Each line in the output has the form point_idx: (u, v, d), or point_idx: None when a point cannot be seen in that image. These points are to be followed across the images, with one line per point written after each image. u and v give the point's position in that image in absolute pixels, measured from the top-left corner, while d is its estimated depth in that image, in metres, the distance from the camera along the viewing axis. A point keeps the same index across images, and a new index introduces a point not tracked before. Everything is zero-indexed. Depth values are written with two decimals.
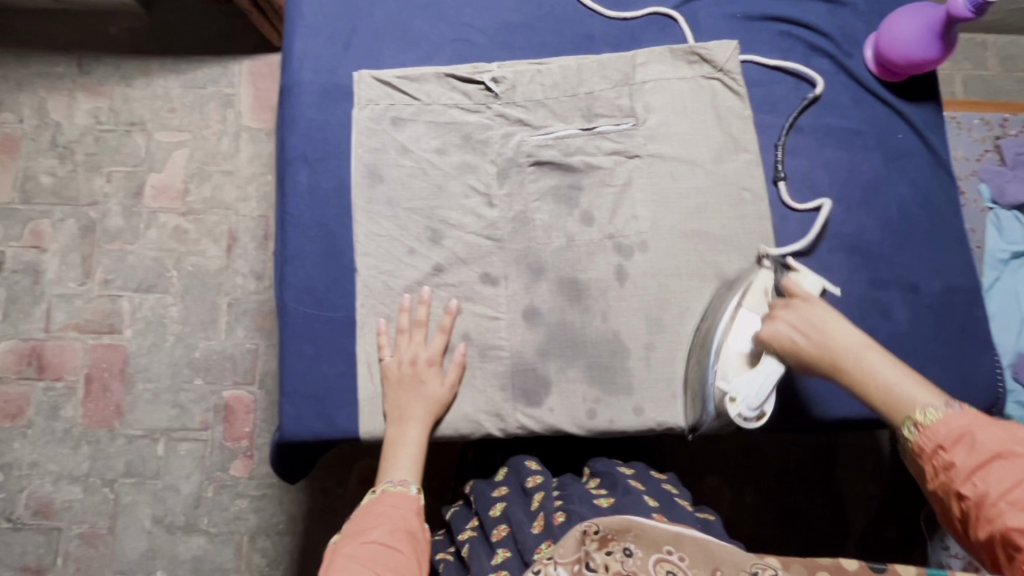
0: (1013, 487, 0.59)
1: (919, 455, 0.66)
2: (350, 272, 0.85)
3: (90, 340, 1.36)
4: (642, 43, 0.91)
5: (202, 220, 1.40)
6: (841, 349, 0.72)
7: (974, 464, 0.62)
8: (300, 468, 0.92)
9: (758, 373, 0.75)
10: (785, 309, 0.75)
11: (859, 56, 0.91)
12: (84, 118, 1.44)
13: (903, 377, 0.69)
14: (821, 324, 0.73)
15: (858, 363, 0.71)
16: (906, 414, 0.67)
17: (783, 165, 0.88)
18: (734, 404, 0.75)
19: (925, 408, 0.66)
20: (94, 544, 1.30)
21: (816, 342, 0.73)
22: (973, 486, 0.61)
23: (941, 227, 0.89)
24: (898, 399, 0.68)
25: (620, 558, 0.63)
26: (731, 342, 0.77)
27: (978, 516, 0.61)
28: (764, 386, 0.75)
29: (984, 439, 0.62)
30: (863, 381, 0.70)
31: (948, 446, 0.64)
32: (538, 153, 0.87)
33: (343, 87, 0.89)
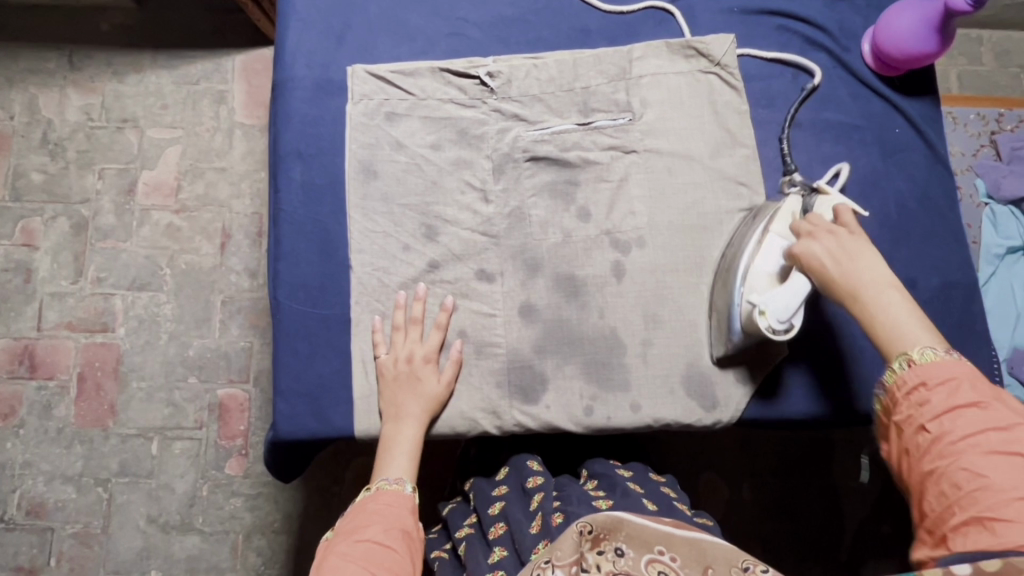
0: (979, 434, 0.58)
1: (895, 386, 0.64)
2: (345, 269, 0.84)
3: (83, 339, 1.35)
4: (639, 38, 0.91)
5: (195, 217, 1.38)
6: (864, 281, 0.69)
7: (949, 404, 0.60)
8: (296, 467, 0.91)
9: (787, 285, 0.73)
10: (826, 234, 0.72)
11: (856, 50, 0.91)
12: (76, 115, 1.42)
13: (915, 321, 0.67)
14: (853, 254, 0.71)
15: (875, 296, 0.69)
16: (902, 351, 0.65)
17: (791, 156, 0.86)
18: (765, 316, 0.72)
19: (924, 349, 0.64)
20: (88, 543, 1.29)
21: (839, 270, 0.70)
22: (939, 424, 0.60)
23: (938, 222, 0.88)
24: (898, 340, 0.66)
25: (612, 557, 0.65)
26: (760, 263, 0.76)
27: (931, 452, 0.60)
28: (793, 296, 0.72)
29: (968, 388, 0.61)
30: (873, 314, 0.68)
31: (930, 385, 0.62)
32: (534, 148, 0.86)
33: (337, 82, 0.88)
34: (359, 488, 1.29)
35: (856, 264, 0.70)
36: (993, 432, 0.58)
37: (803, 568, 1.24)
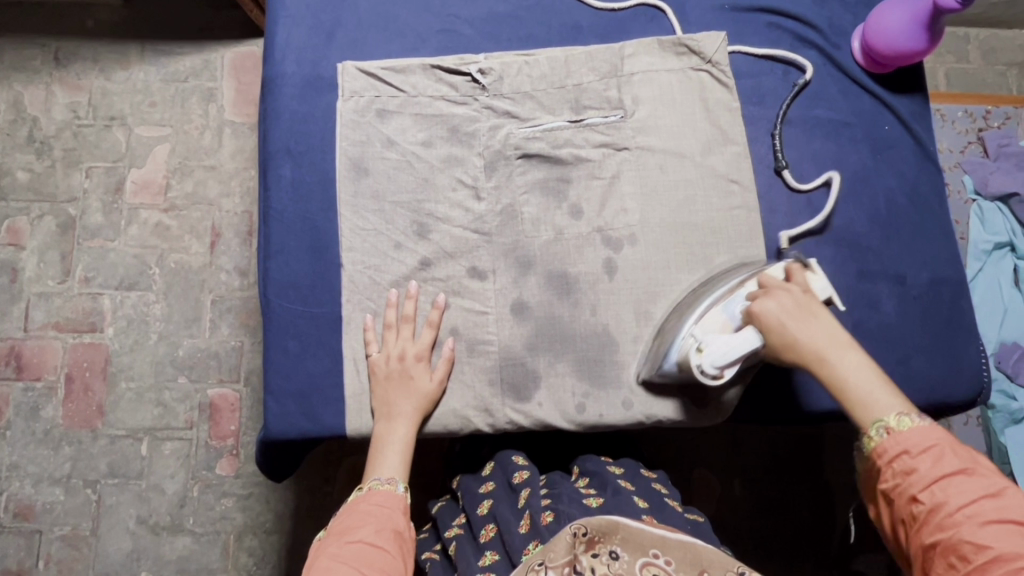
0: (974, 503, 0.55)
1: (877, 453, 0.60)
2: (336, 267, 0.84)
3: (71, 339, 1.34)
4: (631, 34, 0.91)
5: (184, 216, 1.37)
6: (824, 341, 0.66)
7: (937, 472, 0.57)
8: (286, 467, 0.91)
9: (734, 335, 0.71)
10: (782, 292, 0.70)
11: (847, 48, 0.91)
12: (62, 113, 1.41)
13: (881, 386, 0.63)
14: (810, 314, 0.68)
15: (839, 358, 0.65)
16: (877, 417, 0.62)
17: (784, 152, 0.88)
18: (698, 358, 0.72)
19: (898, 414, 0.61)
20: (76, 546, 1.28)
21: (796, 332, 0.67)
22: (931, 494, 0.56)
23: (927, 218, 0.89)
24: (872, 406, 0.62)
25: (606, 561, 0.67)
26: (719, 307, 0.74)
27: (927, 523, 0.56)
28: (733, 347, 0.71)
29: (953, 453, 0.57)
30: (839, 377, 0.65)
31: (914, 452, 0.58)
32: (525, 145, 0.85)
33: (327, 79, 0.88)
34: (351, 488, 1.29)
35: (813, 324, 0.67)
36: (986, 499, 0.55)
37: (795, 562, 1.25)
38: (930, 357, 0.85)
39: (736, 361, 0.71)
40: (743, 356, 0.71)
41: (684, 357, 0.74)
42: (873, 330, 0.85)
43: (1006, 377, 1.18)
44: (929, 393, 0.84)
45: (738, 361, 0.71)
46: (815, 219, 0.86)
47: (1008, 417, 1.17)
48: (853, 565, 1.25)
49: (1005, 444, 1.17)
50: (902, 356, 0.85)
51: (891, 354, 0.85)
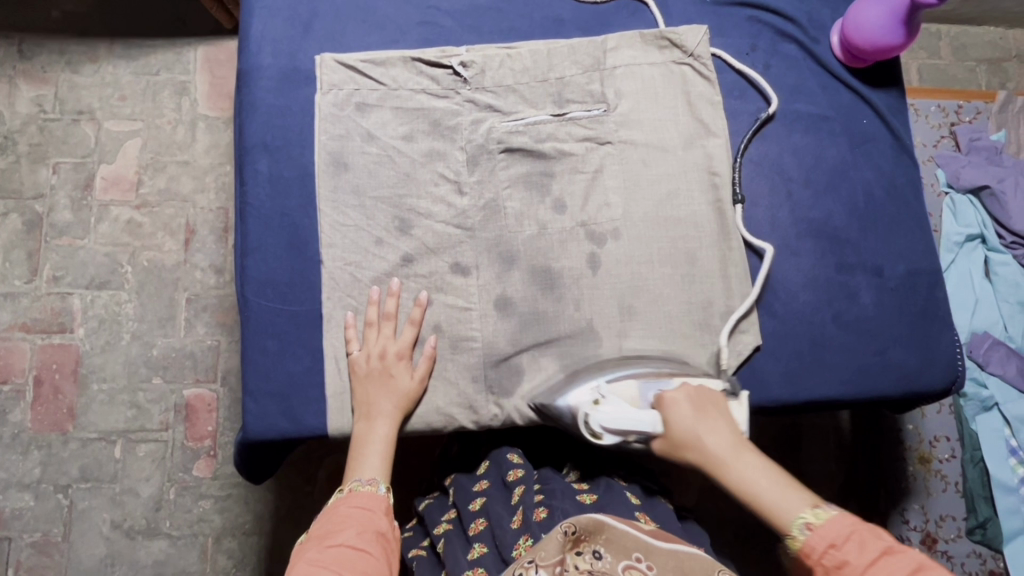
0: None
1: (805, 555, 0.62)
2: (316, 264, 0.82)
3: (39, 340, 1.30)
4: (613, 28, 0.90)
5: (157, 213, 1.34)
6: (724, 445, 0.70)
7: (865, 560, 0.59)
8: (266, 468, 0.89)
9: (633, 410, 0.73)
10: (692, 390, 0.74)
11: (826, 42, 0.92)
12: (27, 107, 1.36)
13: (779, 485, 0.67)
14: (712, 417, 0.72)
15: (738, 462, 0.69)
16: (794, 517, 0.64)
17: (740, 187, 0.86)
18: (589, 410, 0.74)
19: (812, 509, 0.64)
20: (47, 552, 1.24)
21: (700, 432, 0.71)
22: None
23: (905, 212, 0.90)
24: (780, 509, 0.65)
25: (589, 560, 0.66)
26: (639, 381, 0.76)
27: None
28: (622, 419, 0.73)
29: (871, 538, 0.60)
30: (739, 480, 0.68)
31: (839, 544, 0.60)
32: (508, 139, 0.84)
33: (304, 71, 0.86)
34: (332, 487, 1.27)
35: (714, 427, 0.71)
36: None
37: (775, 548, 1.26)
38: (907, 348, 0.87)
39: (618, 433, 0.73)
40: (626, 431, 0.73)
41: (577, 405, 0.75)
42: (851, 321, 0.86)
43: (978, 365, 1.20)
44: (906, 383, 0.86)
45: (621, 434, 0.73)
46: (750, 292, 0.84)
47: (978, 405, 1.20)
48: None
49: (976, 430, 1.20)
50: (879, 346, 0.86)
51: (869, 346, 0.86)
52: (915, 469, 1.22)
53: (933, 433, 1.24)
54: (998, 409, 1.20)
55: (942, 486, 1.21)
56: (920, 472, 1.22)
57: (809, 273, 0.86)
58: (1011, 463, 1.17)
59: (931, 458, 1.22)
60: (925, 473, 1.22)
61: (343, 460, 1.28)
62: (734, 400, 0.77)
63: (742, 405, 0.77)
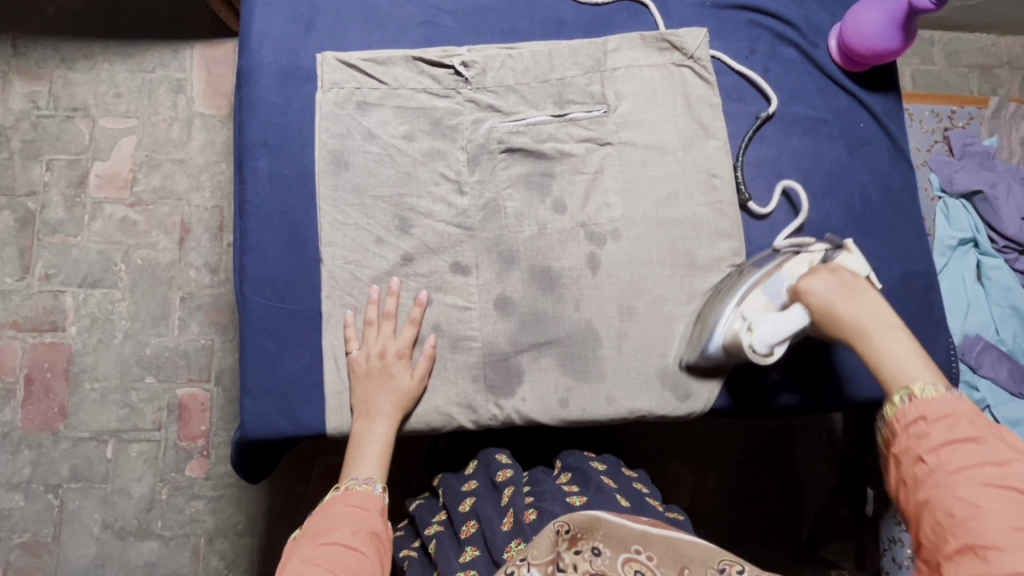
0: (976, 467, 0.55)
1: (891, 416, 0.61)
2: (315, 263, 0.82)
3: (31, 338, 1.28)
4: (614, 29, 0.91)
5: (152, 211, 1.33)
6: (866, 317, 0.68)
7: (948, 438, 0.57)
8: (262, 467, 0.89)
9: (780, 315, 0.73)
10: (828, 273, 0.72)
11: (824, 46, 0.93)
12: (21, 103, 1.35)
13: (915, 358, 0.64)
14: (855, 294, 0.69)
15: (879, 336, 0.66)
16: (904, 385, 0.62)
17: (746, 186, 0.87)
18: (749, 338, 0.74)
19: (924, 384, 0.61)
20: (37, 553, 1.23)
21: (840, 309, 0.69)
22: (934, 454, 0.57)
23: (901, 215, 0.91)
24: (903, 377, 0.63)
25: (589, 557, 0.67)
26: (761, 289, 0.76)
27: (926, 481, 0.57)
28: (781, 327, 0.72)
29: (968, 423, 0.57)
30: (873, 352, 0.66)
31: (930, 418, 0.59)
32: (509, 139, 0.85)
33: (305, 70, 0.85)
34: (326, 487, 1.27)
35: (855, 303, 0.69)
36: (991, 466, 0.55)
37: (769, 550, 1.27)
38: None
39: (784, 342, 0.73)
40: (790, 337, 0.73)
41: (733, 338, 0.75)
42: None
43: (970, 368, 1.21)
44: None
45: (786, 341, 0.73)
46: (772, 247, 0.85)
47: None
48: (823, 552, 1.26)
49: None
50: None
51: None
52: None
53: None
54: (989, 411, 1.21)
55: None
56: None
57: None
58: None
59: None
60: None
61: (336, 460, 1.27)
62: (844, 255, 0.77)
63: (853, 254, 0.76)
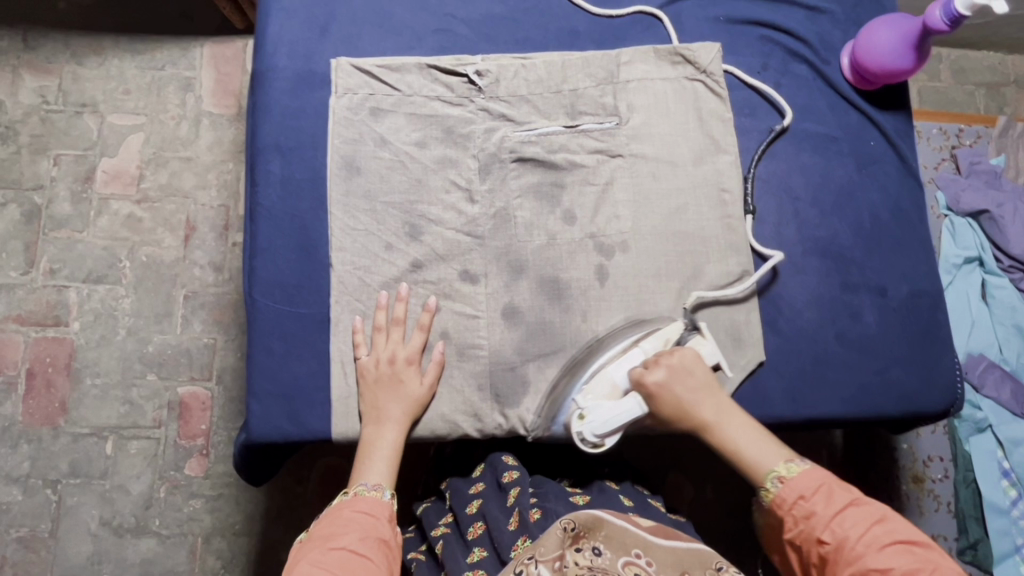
0: (867, 531, 0.65)
1: (777, 505, 0.70)
2: (325, 267, 0.82)
3: (34, 333, 1.29)
4: (627, 41, 0.91)
5: (158, 208, 1.33)
6: (710, 413, 0.76)
7: (831, 511, 0.67)
8: (266, 471, 0.89)
9: (611, 409, 0.78)
10: (667, 365, 0.77)
11: (835, 63, 0.93)
12: (30, 97, 1.35)
13: (758, 444, 0.74)
14: (692, 389, 0.77)
15: (727, 423, 0.75)
16: (770, 471, 0.72)
17: (753, 200, 0.87)
18: (580, 425, 0.79)
19: (784, 467, 0.71)
20: (34, 548, 1.23)
21: (684, 406, 0.76)
22: (830, 530, 0.66)
23: (909, 233, 0.91)
24: (762, 464, 0.73)
25: (589, 558, 0.67)
26: (610, 373, 0.80)
27: (837, 559, 0.65)
28: (611, 419, 0.78)
29: (838, 492, 0.68)
30: (726, 441, 0.75)
31: (809, 496, 0.69)
32: (521, 148, 0.85)
33: (319, 74, 0.86)
34: (325, 489, 1.27)
35: (697, 398, 0.76)
36: (875, 526, 0.65)
37: (766, 562, 1.27)
38: (908, 368, 0.87)
39: (615, 432, 0.78)
40: (619, 426, 0.78)
41: (568, 421, 0.80)
42: (854, 340, 0.87)
43: (973, 387, 1.21)
44: (906, 403, 0.87)
45: (616, 430, 0.78)
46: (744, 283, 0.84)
47: (973, 426, 1.21)
48: None
49: (969, 451, 1.21)
50: (880, 366, 0.87)
51: (869, 363, 0.86)
52: (909, 487, 1.24)
53: (927, 453, 1.25)
54: (991, 431, 1.21)
55: (934, 506, 1.23)
56: (913, 491, 1.24)
57: (813, 291, 0.87)
58: (1002, 486, 1.18)
59: (924, 477, 1.24)
60: (919, 493, 1.24)
61: (335, 463, 1.27)
62: (697, 337, 0.81)
63: (705, 338, 0.81)
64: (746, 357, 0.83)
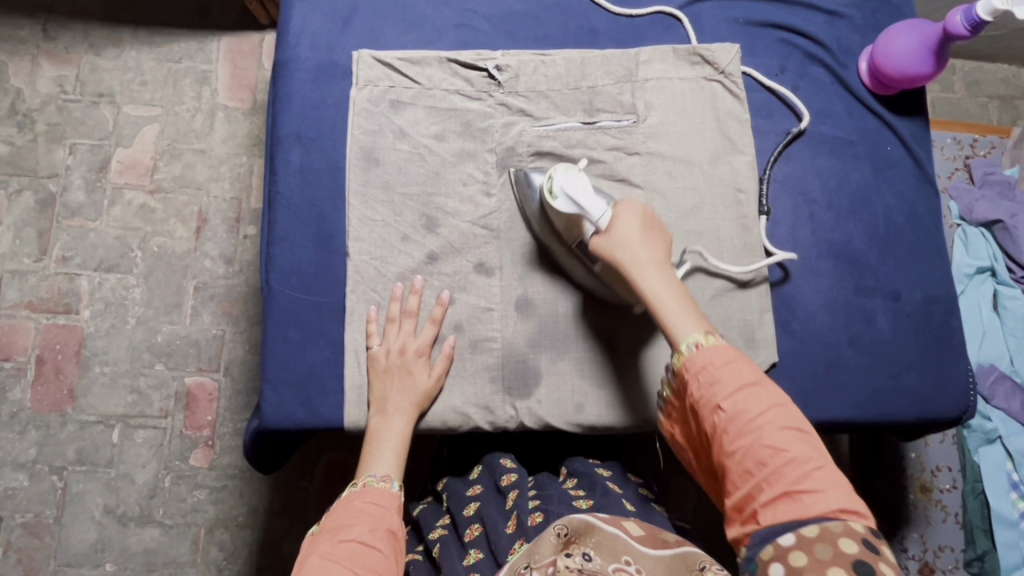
0: (766, 410, 0.62)
1: (685, 370, 0.67)
2: (342, 257, 0.82)
3: (44, 320, 1.29)
4: (646, 41, 0.91)
5: (170, 199, 1.34)
6: (651, 264, 0.73)
7: (737, 385, 0.64)
8: (274, 459, 0.89)
9: (591, 191, 0.76)
10: (643, 212, 0.75)
11: (853, 67, 0.93)
12: (48, 86, 1.37)
13: (682, 308, 0.71)
14: (650, 239, 0.74)
15: (656, 277, 0.72)
16: (686, 336, 0.68)
17: (767, 200, 0.87)
18: (558, 171, 0.77)
19: (701, 334, 0.68)
20: (38, 534, 1.23)
21: (630, 244, 0.74)
22: (730, 402, 0.63)
23: (924, 238, 0.91)
24: (678, 327, 0.69)
25: (579, 562, 0.65)
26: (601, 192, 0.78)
27: (730, 430, 0.62)
28: (581, 191, 0.76)
29: (747, 369, 0.65)
30: (646, 289, 0.72)
31: (719, 367, 0.65)
32: (539, 144, 0.85)
33: (341, 66, 0.86)
34: (328, 484, 1.27)
35: (649, 246, 0.74)
36: (775, 407, 0.62)
37: None
38: (919, 374, 0.87)
39: (573, 206, 0.76)
40: (581, 207, 0.76)
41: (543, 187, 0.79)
42: (867, 344, 0.87)
43: (983, 398, 1.21)
44: (919, 408, 0.86)
45: (574, 203, 0.76)
46: (743, 270, 0.84)
47: (982, 436, 1.19)
48: None
49: (978, 462, 1.20)
50: (892, 372, 0.86)
51: (881, 370, 0.86)
52: (916, 497, 1.24)
53: (936, 463, 1.25)
54: (1001, 442, 1.20)
55: (942, 515, 1.23)
56: (921, 501, 1.24)
57: (827, 294, 0.87)
58: (1012, 498, 1.17)
59: (932, 487, 1.24)
60: (926, 503, 1.23)
61: (339, 457, 1.27)
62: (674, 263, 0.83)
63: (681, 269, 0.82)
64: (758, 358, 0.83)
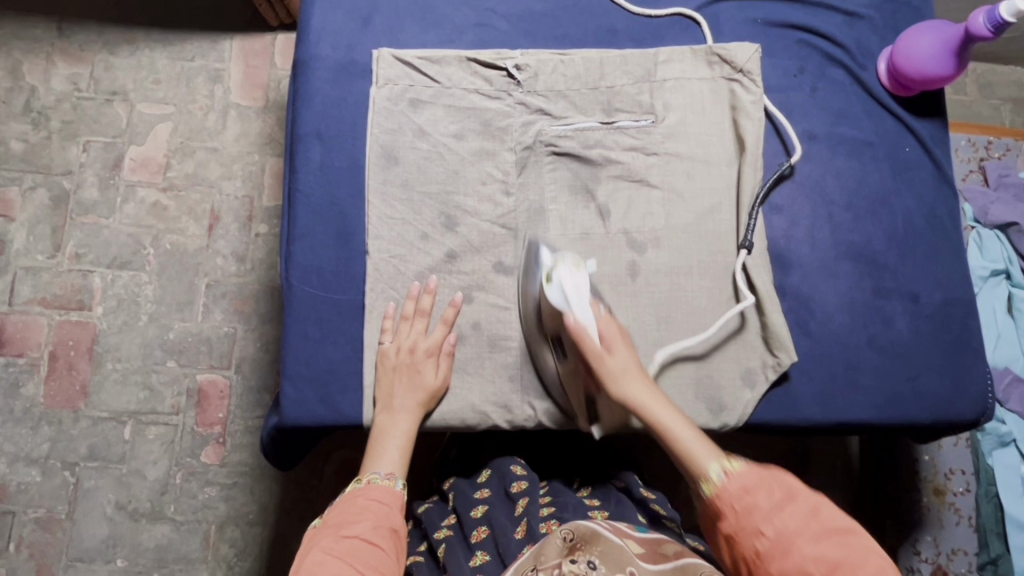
0: (806, 524, 0.62)
1: (717, 496, 0.67)
2: (361, 255, 0.83)
3: (57, 316, 1.30)
4: (665, 42, 0.91)
5: (183, 197, 1.35)
6: (637, 383, 0.74)
7: (771, 505, 0.64)
8: (290, 455, 0.90)
9: (582, 293, 0.76)
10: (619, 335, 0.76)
11: (873, 69, 0.93)
12: (62, 84, 1.37)
13: (692, 437, 0.71)
14: (628, 362, 0.75)
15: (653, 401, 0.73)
16: (705, 466, 0.69)
17: (751, 234, 0.84)
18: (563, 265, 0.77)
19: (717, 466, 0.68)
20: (50, 529, 1.24)
21: (614, 362, 0.75)
22: (770, 525, 0.63)
23: (942, 240, 0.91)
24: (698, 457, 0.70)
25: (584, 570, 0.63)
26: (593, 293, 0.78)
27: (774, 553, 0.62)
28: (577, 289, 0.76)
29: (779, 483, 0.65)
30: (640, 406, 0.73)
31: (750, 489, 0.65)
32: (557, 143, 0.86)
33: (361, 65, 0.87)
34: (339, 482, 1.27)
35: (630, 367, 0.75)
36: (813, 518, 0.62)
37: None
38: (938, 376, 0.87)
39: (564, 301, 0.76)
40: (565, 299, 0.76)
41: (540, 278, 0.79)
42: (886, 345, 0.86)
43: (997, 401, 1.20)
44: (937, 411, 0.86)
45: (564, 305, 0.76)
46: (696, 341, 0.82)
47: (996, 440, 1.20)
48: None
49: (991, 465, 1.20)
50: (910, 374, 0.86)
51: (900, 372, 0.86)
52: (929, 499, 1.22)
53: (948, 466, 1.24)
54: (1015, 445, 1.20)
55: (955, 520, 1.21)
56: (934, 503, 1.22)
57: (845, 296, 0.87)
58: None
59: (946, 490, 1.22)
60: (939, 505, 1.22)
61: (348, 457, 1.28)
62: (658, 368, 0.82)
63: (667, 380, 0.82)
64: (778, 359, 0.83)
